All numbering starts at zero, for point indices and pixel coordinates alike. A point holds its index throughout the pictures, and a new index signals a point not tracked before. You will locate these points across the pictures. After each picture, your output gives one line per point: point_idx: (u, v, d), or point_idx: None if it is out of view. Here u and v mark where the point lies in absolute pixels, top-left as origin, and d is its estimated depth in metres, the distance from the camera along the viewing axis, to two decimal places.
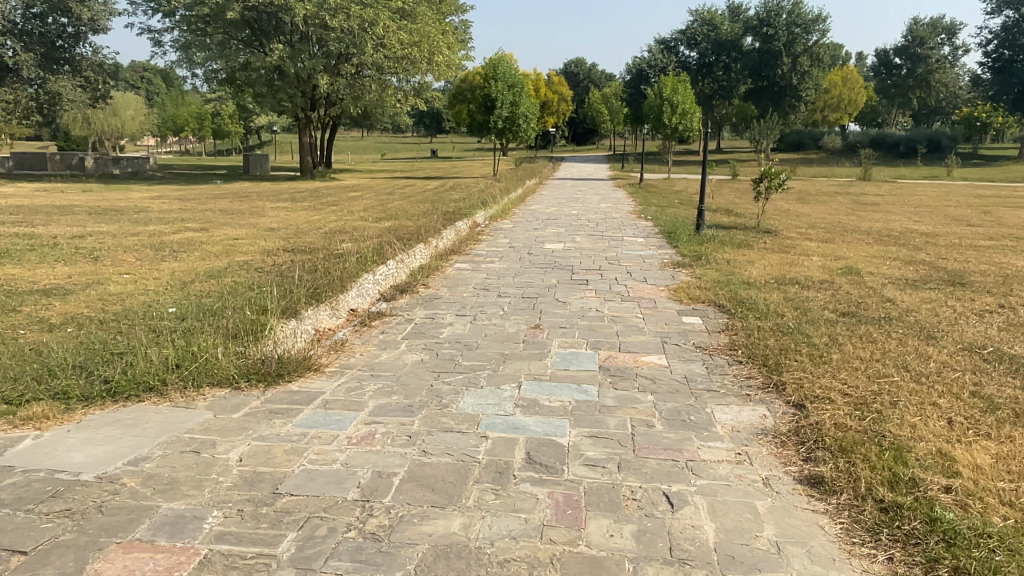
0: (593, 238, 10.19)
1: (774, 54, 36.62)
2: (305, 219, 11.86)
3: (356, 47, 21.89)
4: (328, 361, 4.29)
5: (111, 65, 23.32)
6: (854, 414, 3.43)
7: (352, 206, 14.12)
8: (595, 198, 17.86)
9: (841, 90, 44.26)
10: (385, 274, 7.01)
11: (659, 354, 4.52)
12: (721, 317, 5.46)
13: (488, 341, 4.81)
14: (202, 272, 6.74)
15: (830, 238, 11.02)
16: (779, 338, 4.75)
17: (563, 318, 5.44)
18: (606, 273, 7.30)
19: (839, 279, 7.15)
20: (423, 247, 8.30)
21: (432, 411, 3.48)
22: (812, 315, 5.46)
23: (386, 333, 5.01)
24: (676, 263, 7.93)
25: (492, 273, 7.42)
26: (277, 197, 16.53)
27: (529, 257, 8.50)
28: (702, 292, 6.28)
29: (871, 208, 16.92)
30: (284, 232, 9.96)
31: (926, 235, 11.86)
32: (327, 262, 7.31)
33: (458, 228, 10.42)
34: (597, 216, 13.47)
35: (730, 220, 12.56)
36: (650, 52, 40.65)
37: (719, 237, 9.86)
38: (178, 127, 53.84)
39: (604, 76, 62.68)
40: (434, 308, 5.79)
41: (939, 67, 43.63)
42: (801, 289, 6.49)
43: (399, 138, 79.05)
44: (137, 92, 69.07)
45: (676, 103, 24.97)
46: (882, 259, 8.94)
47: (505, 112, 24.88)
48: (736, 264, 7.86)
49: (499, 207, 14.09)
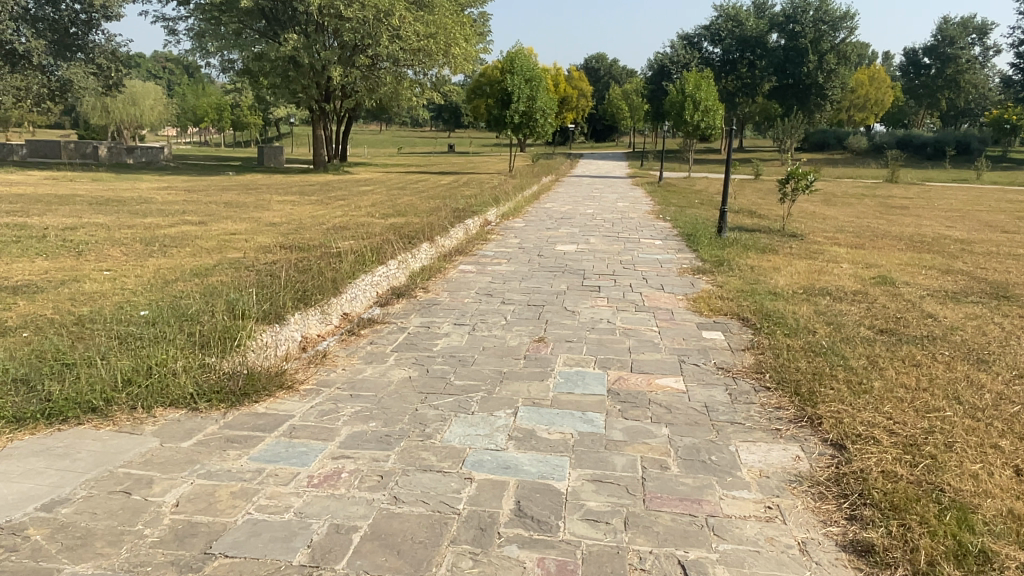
0: (608, 240, 9.69)
1: (800, 52, 36.00)
2: (310, 213, 11.46)
3: (372, 38, 21.51)
4: (302, 377, 3.85)
5: (125, 52, 23.11)
6: (902, 460, 2.92)
7: (361, 201, 13.72)
8: (612, 196, 17.34)
9: (868, 89, 43.31)
10: (383, 276, 6.58)
11: (676, 377, 4.03)
12: (746, 333, 4.96)
13: (487, 356, 4.35)
14: (188, 270, 6.35)
15: (860, 243, 10.45)
16: (811, 360, 4.24)
17: (572, 331, 4.95)
18: (620, 279, 6.80)
19: (873, 291, 6.61)
20: (426, 247, 7.86)
21: (412, 443, 3.02)
22: (846, 332, 4.94)
23: (374, 343, 4.56)
24: (695, 269, 7.42)
25: (498, 276, 6.95)
26: (286, 190, 16.17)
27: (538, 260, 8.02)
28: (724, 302, 5.78)
29: (900, 212, 16.26)
30: (285, 227, 9.56)
31: (959, 241, 11.25)
32: (322, 261, 6.89)
33: (466, 227, 9.95)
34: (613, 215, 12.99)
35: (753, 223, 12.03)
36: (672, 48, 39.87)
37: (741, 241, 9.33)
38: (198, 118, 53.86)
39: (624, 72, 62.03)
40: (432, 316, 5.34)
41: (970, 67, 42.53)
42: (832, 301, 5.96)
43: (418, 131, 78.73)
44: (157, 81, 69.26)
45: (698, 100, 24.35)
46: (917, 268, 8.37)
47: (522, 107, 24.40)
48: (760, 271, 7.34)
49: (511, 204, 13.63)
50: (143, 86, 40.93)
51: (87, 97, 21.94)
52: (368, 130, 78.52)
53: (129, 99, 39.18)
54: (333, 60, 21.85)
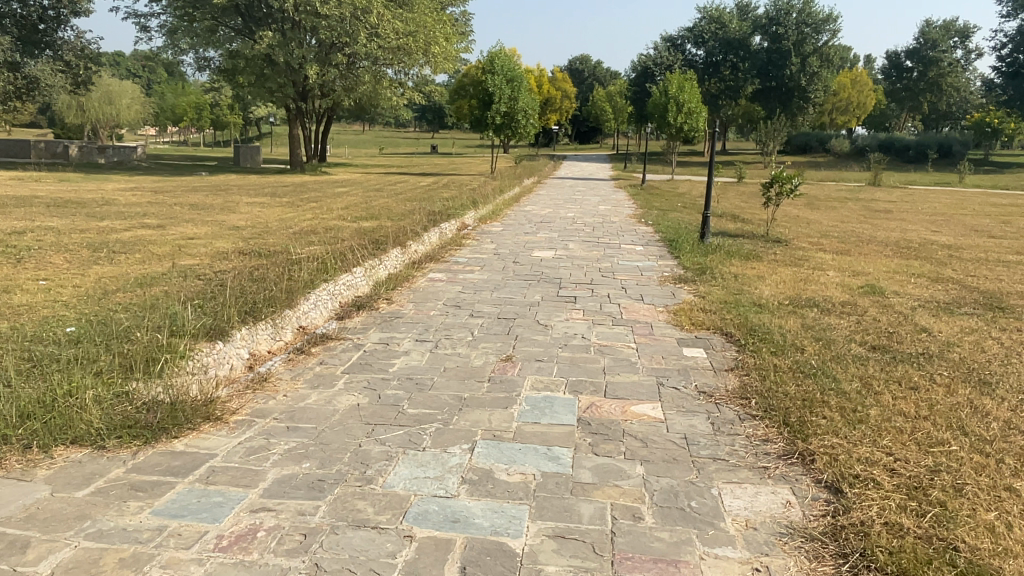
0: (587, 246, 9.32)
1: (784, 54, 36.01)
2: (278, 216, 11.01)
3: (349, 37, 21.06)
4: (234, 407, 3.44)
5: (95, 49, 22.49)
6: (907, 508, 2.56)
7: (333, 204, 13.27)
8: (594, 199, 17.01)
9: (850, 92, 43.40)
10: (345, 286, 6.16)
11: (654, 403, 3.65)
12: (730, 350, 4.60)
13: (448, 379, 3.94)
14: (133, 279, 5.92)
15: (845, 249, 10.20)
16: (802, 383, 3.88)
17: (542, 348, 4.55)
18: (598, 290, 6.41)
19: (864, 302, 6.28)
20: (395, 254, 7.47)
21: (348, 490, 2.62)
22: (837, 350, 4.58)
23: (324, 364, 4.15)
24: (677, 278, 7.05)
25: (469, 285, 6.55)
26: (258, 191, 15.69)
27: (513, 267, 7.63)
28: (707, 315, 5.41)
29: (884, 216, 16.03)
30: (249, 231, 9.14)
31: (946, 247, 11.01)
32: (281, 269, 6.48)
33: (440, 231, 9.54)
34: (594, 219, 12.67)
35: (737, 227, 11.75)
36: (656, 50, 39.66)
37: (725, 248, 8.98)
38: (176, 117, 52.99)
39: (608, 74, 61.78)
40: (392, 331, 4.92)
41: (952, 71, 42.71)
42: (821, 314, 5.61)
43: (401, 132, 78.17)
44: (135, 80, 68.14)
45: (681, 102, 24.10)
46: (906, 275, 8.08)
47: (503, 108, 24.05)
48: (744, 280, 6.99)
49: (489, 207, 13.24)
50: (119, 84, 40.11)
51: (56, 95, 21.26)
52: (350, 130, 77.79)
53: (105, 98, 38.37)
54: (310, 58, 21.30)
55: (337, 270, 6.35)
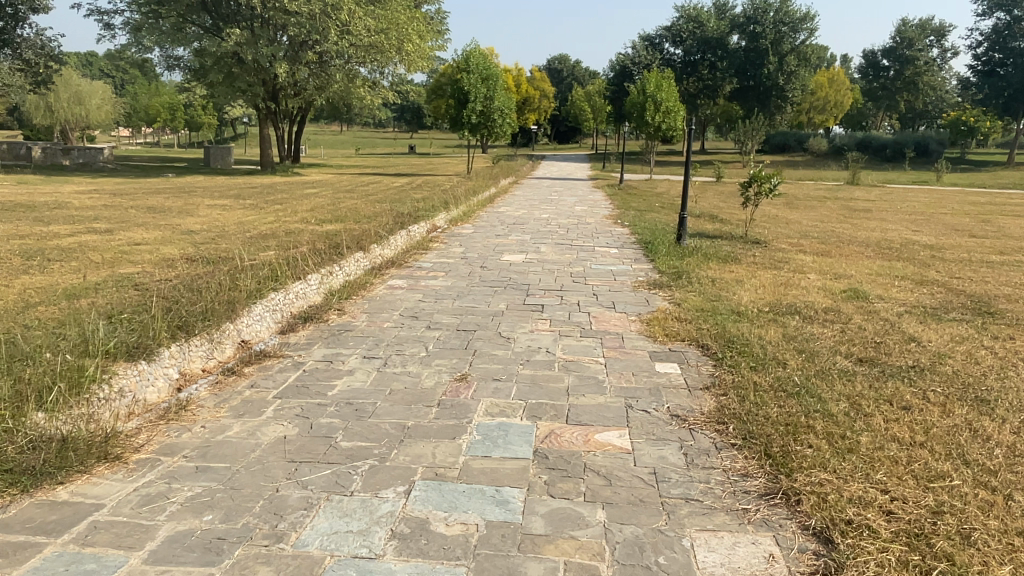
0: (560, 249, 8.94)
1: (761, 53, 36.04)
2: (237, 220, 10.53)
3: (320, 34, 20.54)
4: (138, 442, 3.01)
5: (56, 47, 21.75)
6: (910, 564, 2.19)
7: (299, 206, 12.81)
8: (570, 200, 16.65)
9: (827, 92, 43.45)
10: (295, 296, 5.73)
11: (620, 430, 3.25)
12: (706, 365, 4.22)
13: (393, 403, 3.53)
14: (61, 290, 5.44)
15: (826, 250, 9.91)
16: (785, 404, 3.50)
17: (501, 365, 4.13)
18: (567, 297, 6.02)
19: (847, 308, 5.95)
20: (356, 260, 7.05)
21: (252, 553, 2.20)
22: (822, 364, 4.22)
23: (255, 388, 3.72)
24: (653, 283, 6.68)
25: (430, 293, 6.13)
26: (222, 194, 15.14)
27: (480, 272, 7.23)
28: (682, 325, 5.04)
29: (864, 215, 15.84)
30: (203, 235, 8.65)
31: (928, 246, 10.77)
32: (228, 277, 6.02)
33: (406, 234, 9.12)
34: (569, 220, 12.31)
35: (715, 228, 11.43)
36: (634, 49, 39.46)
37: (702, 250, 8.64)
38: (149, 117, 51.97)
39: (587, 74, 61.50)
40: (338, 347, 4.49)
41: (928, 69, 42.83)
42: (803, 322, 5.25)
43: (379, 132, 77.53)
44: (107, 80, 66.81)
45: (659, 101, 23.83)
46: (889, 278, 7.79)
47: (478, 107, 23.62)
48: (722, 284, 6.64)
49: (461, 208, 12.83)
50: (89, 84, 39.16)
51: (14, 95, 20.49)
52: (328, 131, 76.83)
53: (74, 98, 37.37)
54: (279, 56, 20.73)
55: (289, 278, 5.92)
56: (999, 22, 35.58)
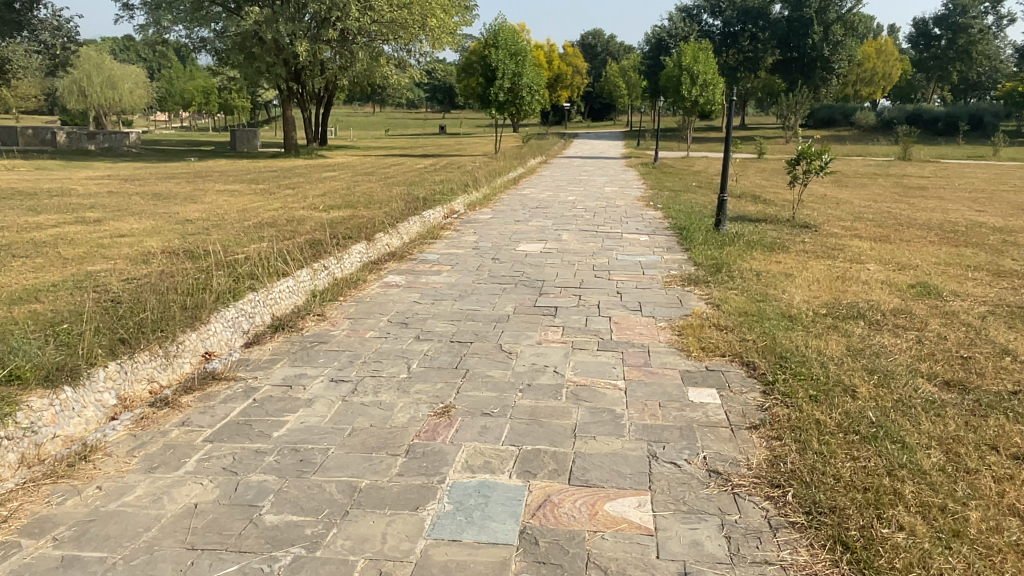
0: (584, 236, 8.11)
1: (805, 22, 34.34)
2: (241, 206, 9.90)
3: (340, 10, 19.87)
4: (0, 514, 2.30)
5: (75, 29, 21.34)
6: None
7: (311, 190, 12.14)
8: (600, 180, 15.78)
9: (874, 63, 41.45)
10: (277, 298, 5.00)
11: (638, 497, 2.44)
12: (753, 393, 3.37)
13: (349, 452, 2.76)
14: (9, 292, 4.79)
15: (882, 234, 8.94)
16: (859, 457, 2.66)
17: (496, 394, 3.33)
18: (587, 297, 5.18)
19: (919, 308, 5.02)
20: (354, 254, 6.33)
21: None
22: (900, 392, 3.34)
23: (184, 427, 3.01)
24: (687, 278, 5.82)
25: (429, 293, 5.35)
26: (235, 178, 14.55)
27: (491, 265, 6.44)
28: (721, 336, 4.18)
29: (919, 194, 14.66)
30: (196, 225, 8.00)
31: (997, 229, 9.67)
32: (200, 275, 5.31)
33: (417, 220, 8.38)
34: (597, 203, 11.46)
35: (758, 210, 10.48)
36: (670, 21, 38.08)
37: (744, 237, 7.70)
38: (184, 101, 51.89)
39: (622, 49, 59.97)
40: (304, 366, 3.73)
41: (983, 38, 40.54)
42: (870, 330, 4.34)
43: (412, 112, 76.72)
44: (144, 65, 67.10)
45: (695, 74, 22.60)
46: (960, 268, 6.81)
47: (506, 83, 22.67)
48: (769, 280, 5.75)
49: (483, 192, 12.05)
50: (121, 68, 39.03)
51: (33, 78, 20.13)
52: (361, 112, 76.21)
53: (107, 82, 37.01)
54: (299, 34, 20.02)
55: (273, 275, 5.17)
56: None
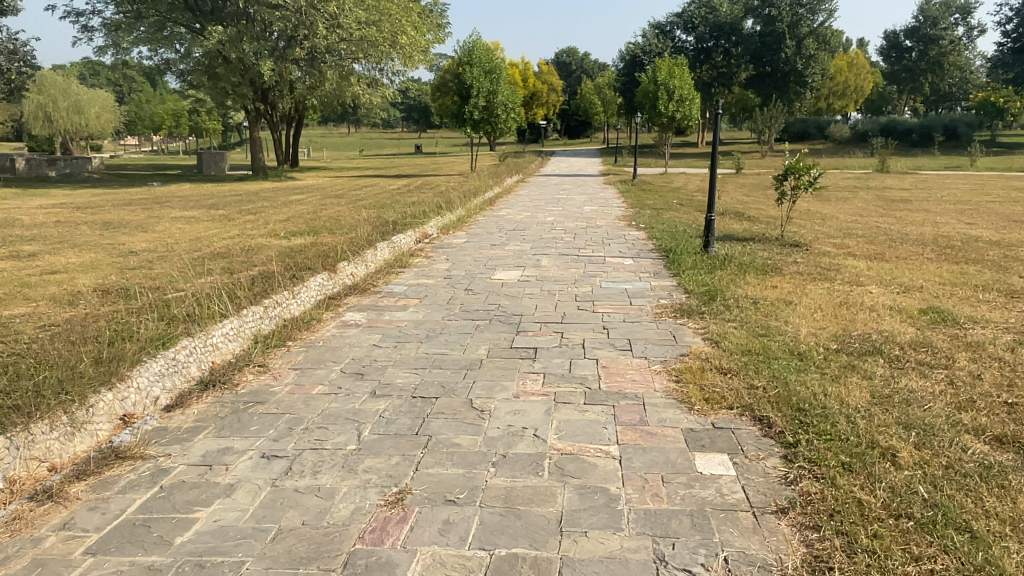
0: (564, 261, 7.58)
1: (778, 37, 34.16)
2: (195, 235, 9.26)
3: (307, 29, 19.30)
4: None
5: (31, 52, 20.48)
6: None
7: (274, 215, 11.50)
8: (579, 198, 15.33)
9: (847, 76, 41.70)
10: (217, 343, 4.35)
11: None
12: (773, 460, 2.79)
13: (271, 567, 2.13)
14: None
15: (876, 251, 8.52)
16: (923, 557, 2.09)
17: (461, 471, 2.72)
18: (570, 335, 4.59)
19: (940, 339, 4.50)
20: (313, 288, 5.74)
21: None
22: (948, 454, 2.79)
23: (64, 532, 2.38)
24: (679, 308, 5.28)
25: (393, 333, 4.75)
26: (195, 204, 13.84)
27: (463, 297, 5.85)
28: (726, 382, 3.59)
29: (904, 206, 14.36)
30: (141, 259, 7.35)
31: (994, 243, 9.27)
32: (127, 319, 4.66)
33: (384, 246, 7.79)
34: (576, 223, 10.97)
35: (745, 228, 10.03)
36: (644, 37, 37.97)
37: (735, 258, 7.20)
38: (155, 125, 50.83)
39: (596, 66, 60.12)
40: (232, 438, 3.11)
41: (954, 49, 40.76)
42: (894, 371, 3.79)
43: (387, 132, 76.13)
44: (113, 89, 65.81)
45: (672, 89, 22.29)
46: (967, 288, 6.35)
47: (481, 101, 22.25)
48: (769, 309, 5.21)
49: (457, 213, 11.51)
50: (88, 92, 38.05)
51: None
52: (336, 133, 75.53)
53: (72, 107, 35.95)
54: (265, 53, 19.39)
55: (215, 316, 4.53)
56: None
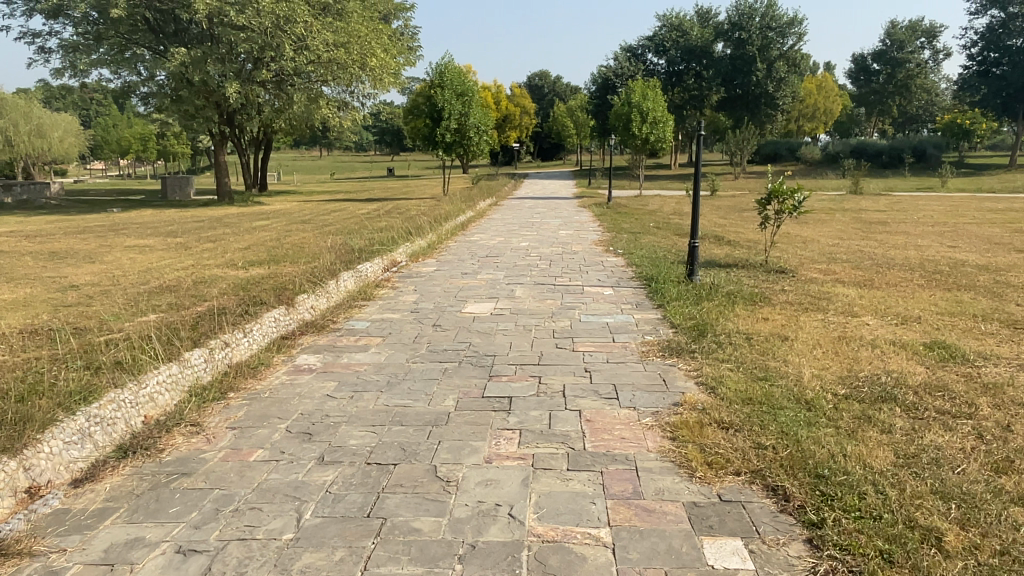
0: (540, 291, 7.13)
1: (748, 60, 34.27)
2: (147, 265, 8.67)
3: (273, 50, 18.79)
4: None
5: None
6: None
7: (235, 243, 10.93)
8: (553, 222, 14.95)
9: (816, 99, 42.19)
10: (151, 394, 3.78)
11: None
12: (798, 548, 2.32)
13: None
14: None
15: (865, 277, 8.20)
16: None
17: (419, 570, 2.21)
18: (548, 380, 4.10)
19: (954, 381, 4.09)
20: (266, 326, 5.20)
21: None
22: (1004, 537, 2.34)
23: None
24: (667, 346, 4.82)
25: (351, 378, 4.23)
26: (153, 231, 13.19)
27: (430, 334, 5.35)
28: (729, 440, 3.13)
29: (883, 229, 14.17)
30: (82, 293, 6.76)
31: (982, 268, 9.00)
32: (46, 367, 4.09)
33: (348, 276, 7.26)
34: (552, 249, 10.55)
35: (726, 254, 9.68)
36: (616, 60, 38.05)
37: (721, 288, 6.82)
38: (122, 149, 49.67)
39: (568, 89, 60.38)
40: (147, 525, 2.57)
41: (920, 72, 41.35)
42: (915, 423, 3.36)
43: (360, 155, 75.59)
44: (79, 113, 64.41)
45: (645, 111, 22.13)
46: (966, 319, 6.01)
47: (453, 124, 21.89)
48: (764, 346, 4.78)
49: (428, 239, 11.05)
50: (52, 116, 37.03)
51: None
52: (308, 156, 74.85)
53: (35, 131, 34.89)
54: (230, 75, 18.84)
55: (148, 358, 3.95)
56: (993, 20, 33.23)
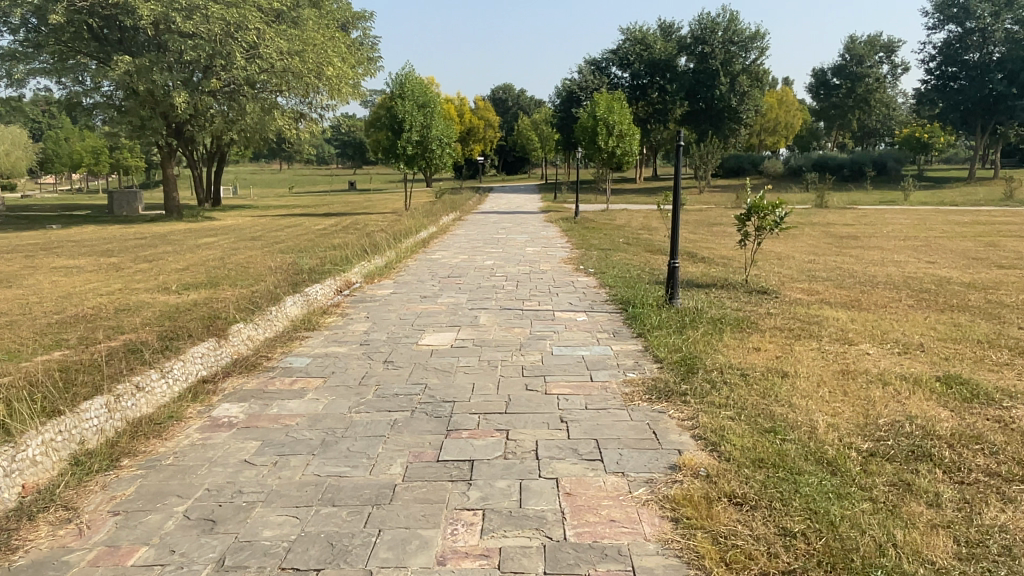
0: (507, 317, 6.46)
1: (710, 74, 34.11)
2: (70, 290, 7.81)
3: (224, 59, 17.95)
4: None
5: None
6: None
7: (174, 263, 10.06)
8: (519, 238, 14.33)
9: (777, 113, 42.52)
10: (28, 461, 2.99)
11: None
12: None
13: None
14: None
15: (852, 298, 7.70)
16: None
17: None
18: (518, 436, 3.41)
19: (987, 428, 3.51)
20: (187, 367, 4.42)
21: None
22: None
23: None
24: (653, 386, 4.17)
25: (282, 434, 3.48)
26: (89, 250, 12.20)
27: (380, 374, 4.61)
28: (747, 524, 2.49)
29: (856, 244, 13.82)
30: None
31: (968, 285, 8.61)
32: None
33: (293, 302, 6.51)
34: (519, 268, 9.90)
35: (703, 273, 9.14)
36: (580, 73, 37.84)
37: (704, 313, 6.23)
38: (75, 164, 47.87)
39: (533, 103, 60.23)
40: None
41: (879, 86, 41.78)
42: (966, 495, 2.74)
43: (322, 169, 74.34)
44: (31, 125, 62.25)
45: (611, 124, 21.65)
46: (973, 346, 5.49)
47: (415, 136, 21.19)
48: (764, 386, 4.15)
49: (385, 257, 10.33)
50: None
51: None
52: (269, 170, 73.45)
53: None
54: (178, 84, 17.88)
55: (21, 417, 3.16)
56: (950, 35, 33.57)
